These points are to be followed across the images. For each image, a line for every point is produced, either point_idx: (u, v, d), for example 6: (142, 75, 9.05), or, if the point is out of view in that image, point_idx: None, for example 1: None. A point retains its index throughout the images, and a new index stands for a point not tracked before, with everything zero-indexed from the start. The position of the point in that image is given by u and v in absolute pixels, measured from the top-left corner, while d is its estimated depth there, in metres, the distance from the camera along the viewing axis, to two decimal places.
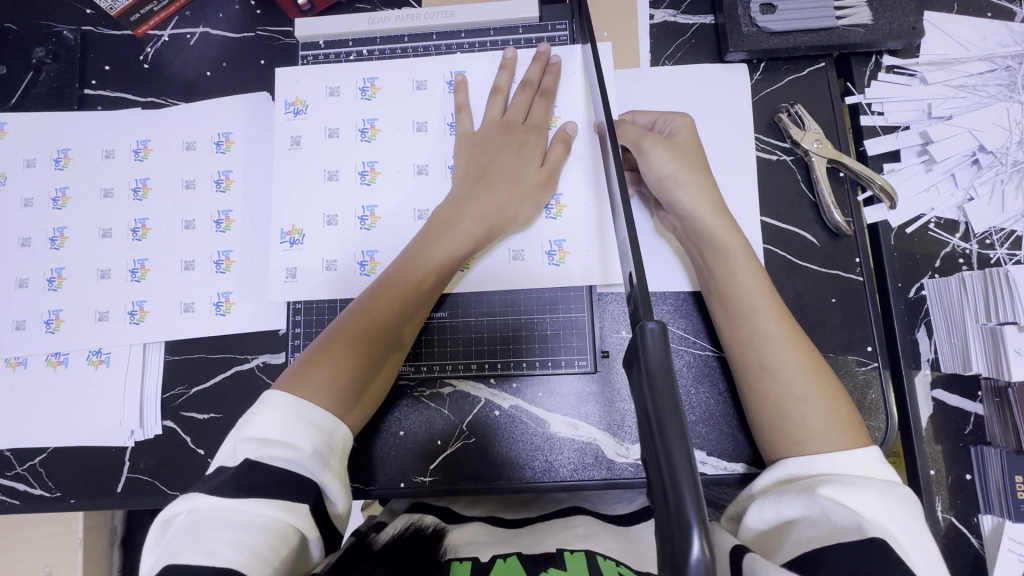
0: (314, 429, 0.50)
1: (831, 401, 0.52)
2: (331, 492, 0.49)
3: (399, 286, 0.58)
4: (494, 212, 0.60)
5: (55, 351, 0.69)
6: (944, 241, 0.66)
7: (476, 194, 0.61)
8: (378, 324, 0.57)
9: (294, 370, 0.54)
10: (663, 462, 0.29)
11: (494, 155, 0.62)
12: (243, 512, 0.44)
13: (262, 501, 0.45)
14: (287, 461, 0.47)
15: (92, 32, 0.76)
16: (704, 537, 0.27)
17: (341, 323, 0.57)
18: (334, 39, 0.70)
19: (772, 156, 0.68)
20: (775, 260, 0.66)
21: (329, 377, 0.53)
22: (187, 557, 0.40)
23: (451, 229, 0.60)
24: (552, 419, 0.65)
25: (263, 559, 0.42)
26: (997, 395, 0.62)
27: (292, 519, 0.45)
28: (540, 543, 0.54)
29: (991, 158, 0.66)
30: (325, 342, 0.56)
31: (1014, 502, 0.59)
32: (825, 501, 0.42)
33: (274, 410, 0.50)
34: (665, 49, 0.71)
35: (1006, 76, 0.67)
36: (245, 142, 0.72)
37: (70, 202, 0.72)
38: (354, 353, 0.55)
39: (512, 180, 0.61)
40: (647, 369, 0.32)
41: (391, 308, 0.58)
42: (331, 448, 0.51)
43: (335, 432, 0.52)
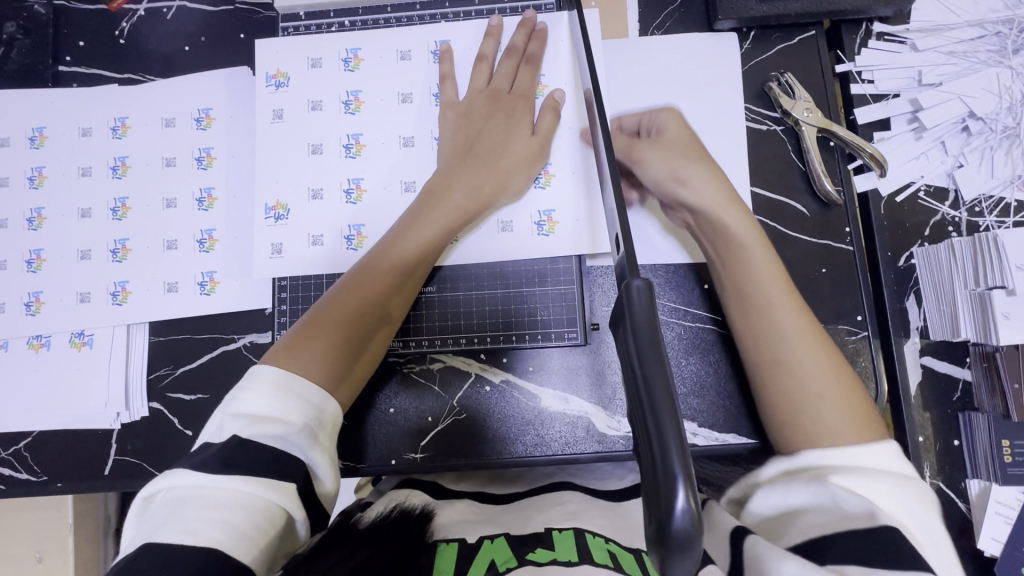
0: (304, 403, 0.49)
1: (848, 398, 0.52)
2: (319, 468, 0.48)
3: (390, 259, 0.58)
4: (487, 184, 0.60)
5: (37, 333, 0.68)
6: (934, 209, 0.66)
7: (465, 166, 0.60)
8: (370, 297, 0.56)
9: (281, 345, 0.53)
10: (649, 414, 0.29)
11: (481, 127, 0.61)
12: (224, 489, 0.43)
13: (245, 479, 0.44)
14: (274, 437, 0.47)
15: (65, 7, 0.74)
16: (691, 491, 0.27)
17: (328, 300, 0.56)
18: (315, 10, 0.68)
19: (763, 127, 0.67)
20: (765, 231, 0.65)
21: (319, 349, 0.53)
22: (168, 536, 0.40)
23: (441, 201, 0.59)
24: (542, 393, 0.65)
25: (246, 537, 0.41)
26: (985, 360, 0.62)
27: (276, 498, 0.44)
28: (529, 522, 0.53)
29: (981, 124, 0.65)
30: (311, 321, 0.54)
31: (1001, 465, 0.60)
32: (837, 489, 0.42)
33: (259, 384, 0.49)
34: (654, 18, 0.69)
35: (997, 41, 0.66)
36: (226, 118, 0.70)
37: (47, 182, 0.70)
38: (343, 330, 0.55)
39: (502, 152, 0.60)
40: (633, 325, 0.31)
41: (381, 286, 0.57)
42: (320, 422, 0.50)
43: (326, 406, 0.51)
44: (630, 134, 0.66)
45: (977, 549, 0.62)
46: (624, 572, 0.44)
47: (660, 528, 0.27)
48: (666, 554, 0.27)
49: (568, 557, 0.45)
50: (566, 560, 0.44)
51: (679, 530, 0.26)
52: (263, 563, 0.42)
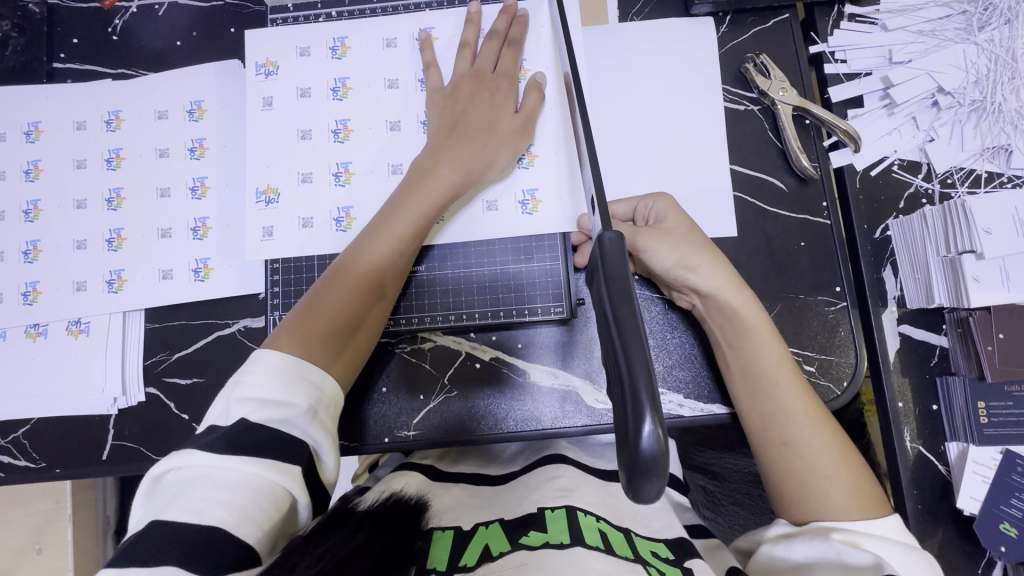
0: (302, 381, 0.51)
1: (853, 477, 0.53)
2: (323, 451, 0.50)
3: (381, 237, 0.59)
4: (475, 159, 0.61)
5: (34, 322, 0.69)
6: (907, 182, 0.68)
7: (452, 142, 0.61)
8: (365, 275, 0.58)
9: (277, 331, 0.55)
10: (619, 351, 0.31)
11: (466, 105, 0.63)
12: (230, 470, 0.44)
13: (250, 460, 0.45)
14: (282, 420, 0.48)
15: (59, 6, 0.76)
16: (657, 419, 0.29)
17: (318, 289, 0.57)
18: (302, 2, 0.69)
19: (740, 107, 0.69)
20: (745, 207, 0.67)
21: (316, 330, 0.54)
22: (175, 514, 0.41)
23: (430, 176, 0.60)
24: (531, 368, 0.66)
25: (249, 518, 0.43)
26: (960, 325, 0.64)
27: (281, 480, 0.46)
28: (522, 504, 0.55)
29: (949, 98, 0.68)
30: (302, 312, 0.55)
31: (978, 427, 0.62)
32: (841, 544, 0.47)
33: (265, 367, 0.50)
34: (632, 5, 0.71)
35: (964, 20, 0.68)
36: (219, 110, 0.72)
37: (42, 175, 0.72)
38: (337, 312, 0.56)
39: (488, 129, 0.62)
40: (607, 271, 0.33)
41: (375, 272, 0.58)
42: (321, 403, 0.52)
43: (325, 385, 0.53)
44: (624, 220, 0.63)
45: (956, 510, 0.64)
46: (614, 554, 0.45)
47: (629, 454, 0.29)
48: (636, 478, 0.29)
49: (559, 539, 0.45)
50: (558, 542, 0.45)
51: (646, 453, 0.28)
52: (266, 544, 0.44)
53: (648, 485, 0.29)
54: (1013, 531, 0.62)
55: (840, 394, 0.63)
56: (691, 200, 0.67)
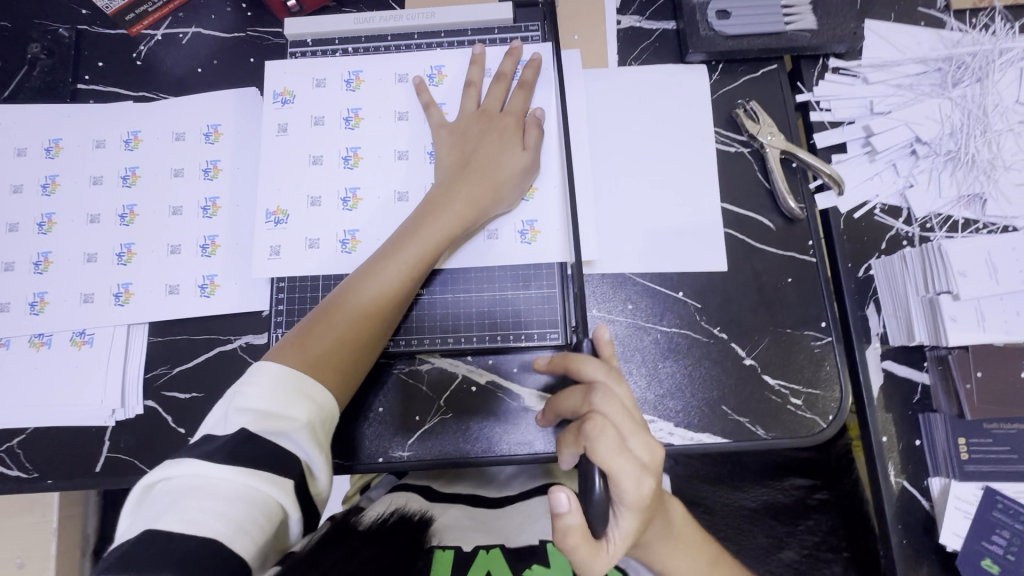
0: (304, 398, 0.52)
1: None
2: (316, 467, 0.51)
3: (390, 266, 0.61)
4: (484, 194, 0.64)
5: (39, 332, 0.70)
6: (888, 225, 0.72)
7: (461, 178, 0.64)
8: (374, 302, 0.60)
9: (283, 346, 0.57)
10: None
11: (476, 144, 0.66)
12: (226, 481, 0.45)
13: (247, 472, 0.46)
14: (280, 433, 0.49)
15: (87, 31, 0.80)
16: None
17: (324, 309, 0.59)
18: (321, 37, 0.74)
19: (731, 149, 0.73)
20: (735, 243, 0.70)
21: (325, 353, 0.56)
22: (170, 525, 0.42)
23: (442, 209, 0.63)
24: (526, 394, 0.68)
25: (245, 531, 0.44)
26: (940, 362, 0.67)
27: (276, 494, 0.46)
28: (522, 531, 0.60)
29: (927, 148, 0.72)
30: (307, 332, 0.57)
31: (959, 462, 0.64)
32: None
33: (262, 383, 0.51)
34: (631, 52, 0.76)
35: (938, 77, 0.73)
36: (234, 134, 0.75)
37: (59, 189, 0.74)
38: (345, 335, 0.58)
39: (498, 166, 0.65)
40: None
41: (384, 298, 0.60)
42: (320, 418, 0.53)
43: (324, 403, 0.54)
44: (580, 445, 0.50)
45: (939, 546, 0.65)
46: None
47: None
48: None
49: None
50: None
51: None
52: (259, 557, 0.45)
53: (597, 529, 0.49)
54: (995, 567, 0.63)
55: (826, 426, 0.65)
56: (683, 235, 0.70)
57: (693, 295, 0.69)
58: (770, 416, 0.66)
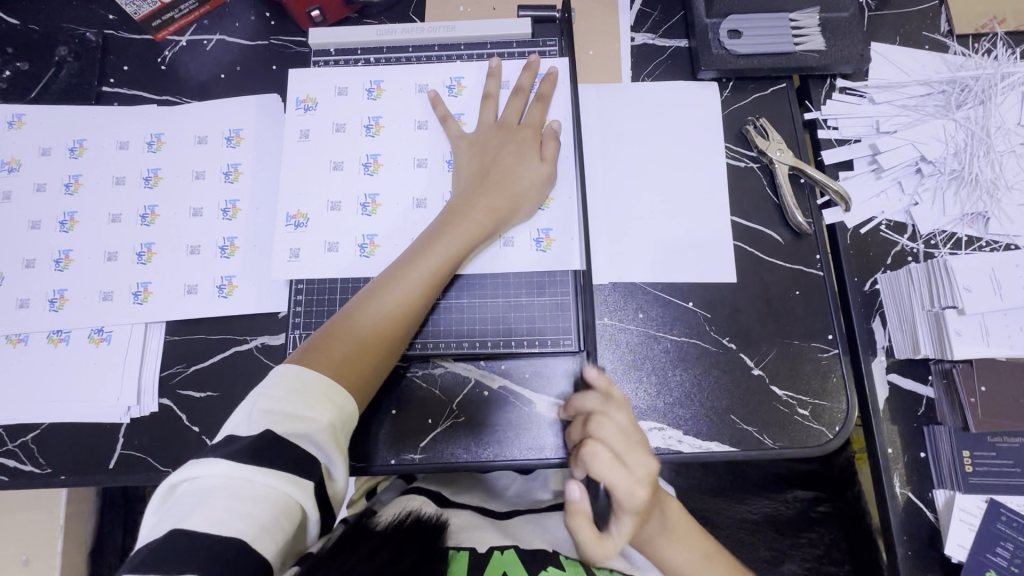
0: (326, 400, 0.53)
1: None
2: (335, 470, 0.51)
3: (410, 274, 0.62)
4: (503, 205, 0.65)
5: (57, 328, 0.71)
6: (894, 241, 0.73)
7: (480, 188, 0.66)
8: (394, 308, 0.61)
9: (307, 348, 0.58)
10: None
11: (495, 155, 0.68)
12: (251, 483, 0.46)
13: (269, 473, 0.47)
14: (300, 434, 0.50)
15: (114, 36, 0.82)
16: None
17: (349, 312, 0.60)
18: (344, 47, 0.76)
19: (740, 163, 0.75)
20: (744, 255, 0.72)
21: (346, 357, 0.57)
22: (197, 525, 0.43)
23: (463, 218, 0.64)
24: (537, 399, 0.69)
25: (268, 531, 0.45)
26: (944, 376, 0.68)
27: (297, 495, 0.47)
28: (534, 537, 0.62)
29: (932, 167, 0.73)
30: (328, 335, 0.58)
31: (963, 475, 0.65)
32: None
33: (285, 385, 0.52)
34: (644, 68, 0.79)
35: (943, 98, 0.75)
36: (255, 138, 0.77)
37: (82, 188, 0.75)
38: (366, 340, 0.59)
39: (516, 177, 0.66)
40: None
41: (406, 303, 0.61)
42: (340, 420, 0.54)
43: (345, 406, 0.54)
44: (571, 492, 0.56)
45: (945, 557, 0.66)
46: None
47: None
48: None
49: None
50: None
51: None
52: (281, 556, 0.46)
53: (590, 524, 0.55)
54: None
55: (833, 437, 0.66)
56: (693, 247, 0.71)
57: (703, 305, 0.70)
58: (776, 425, 0.67)
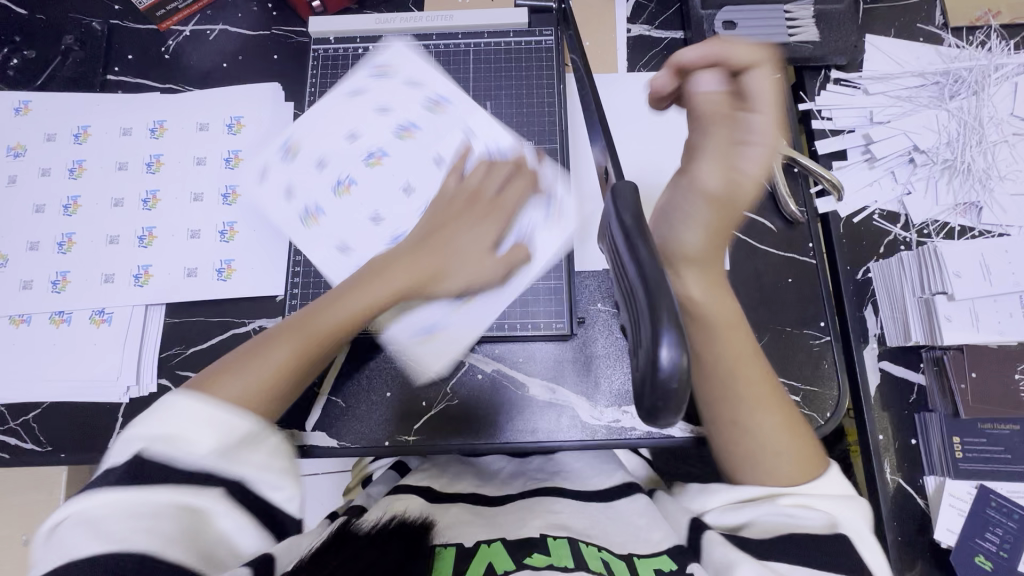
0: (216, 417, 0.47)
1: (792, 443, 0.57)
2: (252, 475, 0.47)
3: (325, 328, 0.58)
4: (434, 274, 0.64)
5: (59, 309, 0.72)
6: (887, 230, 0.74)
7: (418, 252, 0.64)
8: (309, 352, 0.57)
9: (205, 375, 0.53)
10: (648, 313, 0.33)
11: (442, 221, 0.66)
12: (149, 498, 0.43)
13: (169, 485, 0.43)
14: (197, 443, 0.45)
15: (119, 25, 0.83)
16: (678, 345, 0.32)
17: (255, 347, 0.56)
18: (343, 36, 0.78)
19: None
20: (737, 242, 0.72)
21: (247, 385, 0.53)
22: (88, 548, 0.40)
23: (391, 276, 0.62)
24: (531, 382, 0.69)
25: (177, 543, 0.42)
26: (936, 363, 0.68)
27: (204, 501, 0.44)
28: (523, 525, 0.56)
29: (924, 156, 0.74)
30: (227, 365, 0.54)
31: (953, 461, 0.66)
32: (788, 509, 0.52)
33: (174, 409, 0.46)
34: (640, 58, 0.79)
35: (936, 89, 0.76)
36: (254, 126, 0.78)
37: (86, 173, 0.77)
38: (268, 376, 0.54)
39: (457, 244, 0.65)
40: (627, 232, 0.37)
41: (318, 351, 0.57)
42: (243, 435, 0.47)
43: (239, 425, 0.47)
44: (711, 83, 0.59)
45: (934, 542, 0.67)
46: None
47: (651, 378, 0.33)
48: (661, 400, 0.33)
49: (565, 564, 0.49)
50: (563, 566, 0.49)
51: (667, 368, 0.32)
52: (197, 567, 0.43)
53: (644, 248, 0.36)
54: (988, 564, 0.65)
55: (823, 423, 0.66)
56: None
57: None
58: None
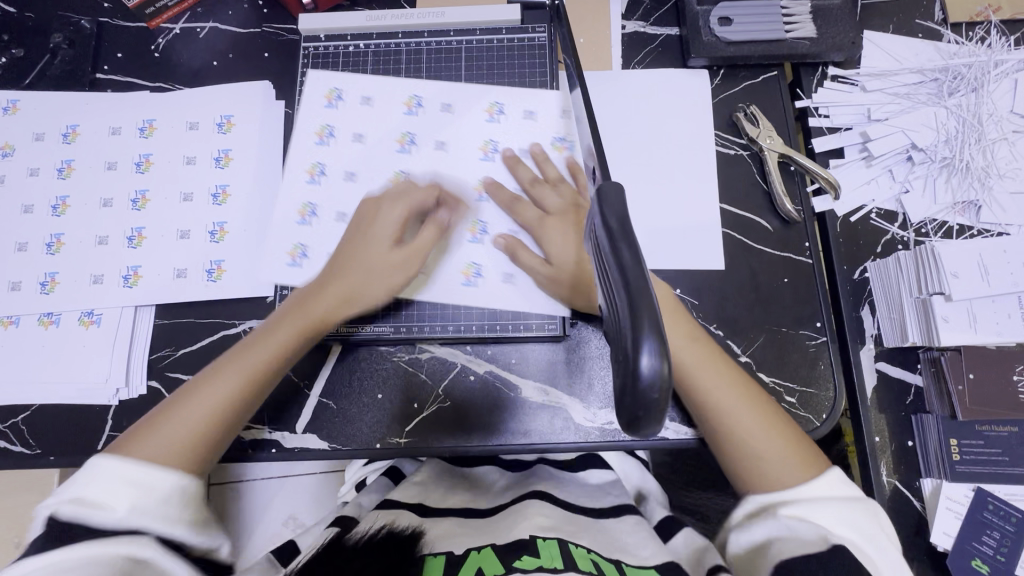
0: (128, 484, 0.51)
1: (778, 445, 0.56)
2: (177, 529, 0.51)
3: (240, 364, 0.60)
4: (353, 296, 0.64)
5: (48, 311, 0.71)
6: (884, 229, 0.73)
7: (336, 274, 0.65)
8: (232, 388, 0.59)
9: (127, 436, 0.56)
10: (629, 320, 0.33)
11: (356, 240, 0.66)
12: (79, 551, 0.47)
13: (96, 541, 0.48)
14: (123, 503, 0.50)
15: (108, 23, 0.82)
16: (658, 352, 0.32)
17: (177, 396, 0.58)
18: (334, 33, 0.77)
19: (730, 151, 0.74)
20: (731, 242, 0.71)
21: (169, 437, 0.55)
22: None
23: (303, 306, 0.63)
24: (523, 384, 0.69)
25: None
26: (932, 364, 0.68)
27: (130, 549, 0.48)
28: (512, 530, 0.56)
29: (923, 154, 0.73)
30: (152, 419, 0.57)
31: (950, 463, 0.65)
32: (786, 520, 0.51)
33: (95, 478, 0.51)
34: (635, 55, 0.78)
35: (935, 86, 0.75)
36: (245, 125, 0.77)
37: (74, 173, 0.76)
38: (193, 424, 0.56)
39: (371, 268, 0.65)
40: (610, 233, 0.36)
41: (235, 389, 0.59)
42: (163, 487, 0.52)
43: (159, 484, 0.52)
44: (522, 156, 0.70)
45: (931, 545, 0.66)
46: None
47: (632, 382, 0.33)
48: (642, 406, 0.33)
49: (554, 565, 0.48)
50: (553, 567, 0.48)
51: (646, 376, 0.33)
52: None
53: (626, 251, 0.35)
54: (984, 567, 0.65)
55: (821, 425, 0.65)
56: (679, 233, 0.71)
57: (691, 292, 0.70)
58: None
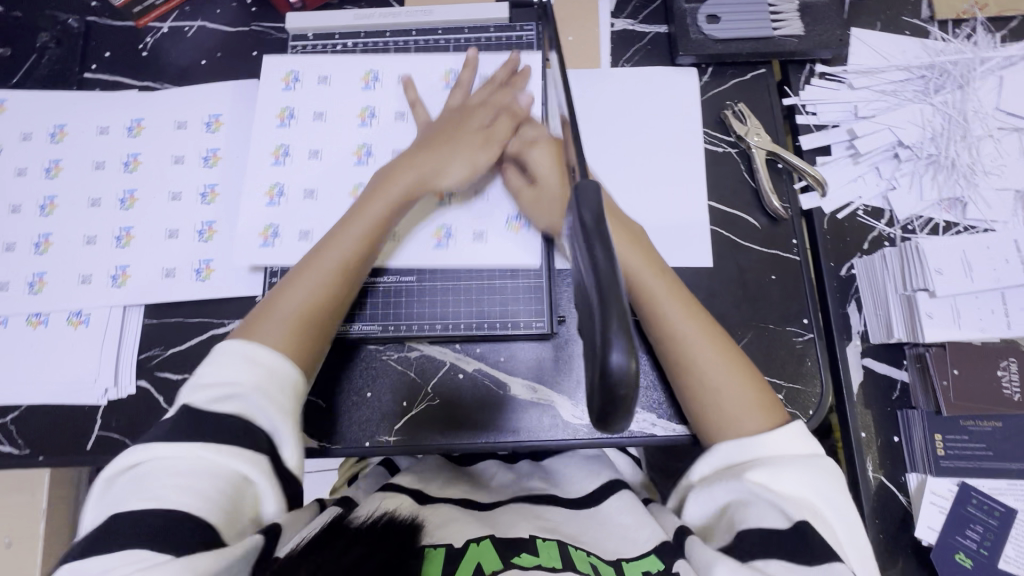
0: (249, 365, 0.54)
1: (747, 390, 0.56)
2: (285, 444, 0.52)
3: (335, 243, 0.61)
4: (434, 179, 0.64)
5: (37, 311, 0.71)
6: (871, 226, 0.73)
7: (420, 155, 0.65)
8: (332, 262, 0.60)
9: (248, 320, 0.58)
10: (599, 320, 0.33)
11: (441, 126, 0.68)
12: (186, 458, 0.48)
13: (207, 448, 0.49)
14: (233, 398, 0.52)
15: (96, 22, 0.82)
16: (628, 352, 0.33)
17: (290, 276, 0.60)
18: (322, 32, 0.77)
19: (718, 149, 0.74)
20: (719, 239, 0.72)
21: (281, 319, 0.57)
22: (133, 504, 0.45)
23: (391, 183, 0.63)
24: (512, 381, 0.69)
25: (215, 503, 0.46)
26: (918, 360, 0.68)
27: (240, 466, 0.49)
28: (514, 525, 0.56)
29: (909, 151, 0.73)
30: (259, 311, 0.58)
31: (935, 458, 0.66)
32: (749, 485, 0.50)
33: (223, 362, 0.54)
34: (623, 53, 0.79)
35: (922, 83, 0.75)
36: (233, 124, 0.77)
37: (62, 173, 0.76)
38: (301, 304, 0.58)
39: (449, 159, 0.65)
40: (585, 230, 0.36)
41: (339, 265, 0.60)
42: (275, 383, 0.54)
43: (278, 367, 0.54)
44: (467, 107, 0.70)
45: (916, 540, 0.67)
46: None
47: (603, 380, 0.33)
48: (615, 403, 0.34)
49: (553, 564, 0.49)
50: (550, 566, 0.49)
51: (615, 375, 0.33)
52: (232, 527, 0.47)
53: (601, 252, 0.35)
54: (968, 561, 0.65)
55: (807, 421, 0.66)
56: (667, 231, 0.71)
57: None
58: None
